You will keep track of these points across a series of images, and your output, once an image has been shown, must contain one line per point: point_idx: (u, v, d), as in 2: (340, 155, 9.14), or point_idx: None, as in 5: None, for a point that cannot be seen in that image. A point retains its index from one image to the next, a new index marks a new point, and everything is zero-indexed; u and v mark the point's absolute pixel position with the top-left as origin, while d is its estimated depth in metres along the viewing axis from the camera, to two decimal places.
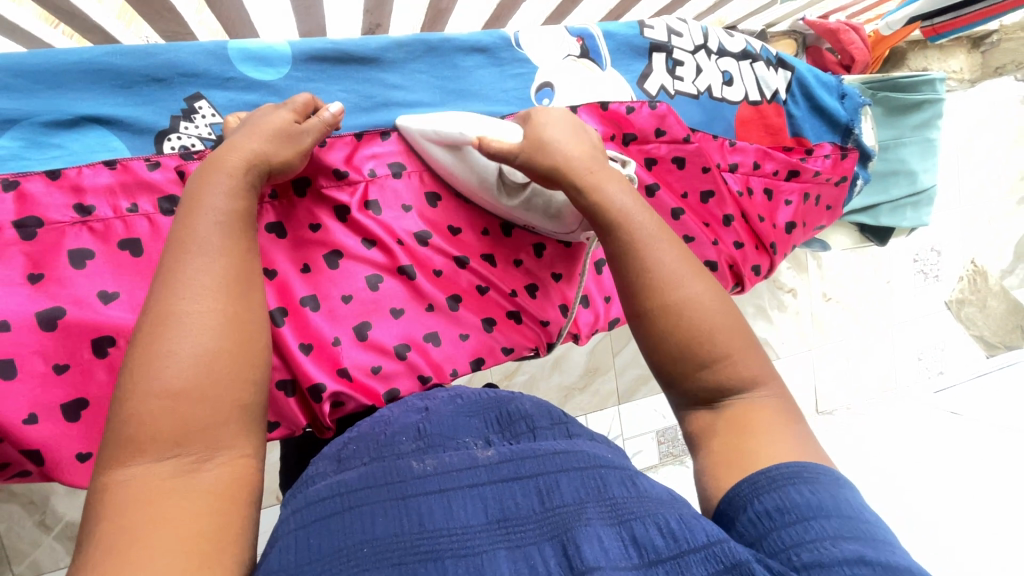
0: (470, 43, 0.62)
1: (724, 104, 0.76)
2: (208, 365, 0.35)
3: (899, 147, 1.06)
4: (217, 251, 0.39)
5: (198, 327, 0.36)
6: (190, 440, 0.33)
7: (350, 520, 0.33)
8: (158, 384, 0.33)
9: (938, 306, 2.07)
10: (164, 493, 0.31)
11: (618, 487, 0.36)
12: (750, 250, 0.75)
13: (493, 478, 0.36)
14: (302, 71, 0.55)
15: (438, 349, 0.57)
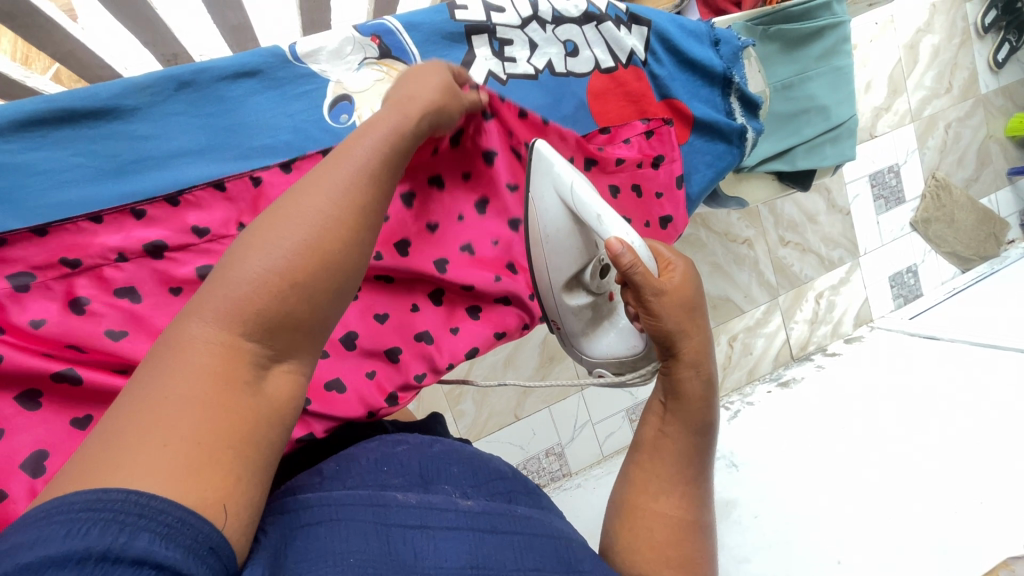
0: (234, 67, 0.53)
1: (571, 78, 0.67)
2: (292, 289, 0.32)
3: (805, 82, 0.97)
4: (344, 185, 0.37)
5: (303, 228, 0.34)
6: (249, 353, 0.31)
7: (336, 532, 0.36)
8: (246, 275, 0.31)
9: (903, 228, 2.00)
10: (204, 396, 0.28)
11: (580, 560, 0.45)
12: None
13: (472, 526, 0.41)
14: (16, 142, 0.46)
15: None
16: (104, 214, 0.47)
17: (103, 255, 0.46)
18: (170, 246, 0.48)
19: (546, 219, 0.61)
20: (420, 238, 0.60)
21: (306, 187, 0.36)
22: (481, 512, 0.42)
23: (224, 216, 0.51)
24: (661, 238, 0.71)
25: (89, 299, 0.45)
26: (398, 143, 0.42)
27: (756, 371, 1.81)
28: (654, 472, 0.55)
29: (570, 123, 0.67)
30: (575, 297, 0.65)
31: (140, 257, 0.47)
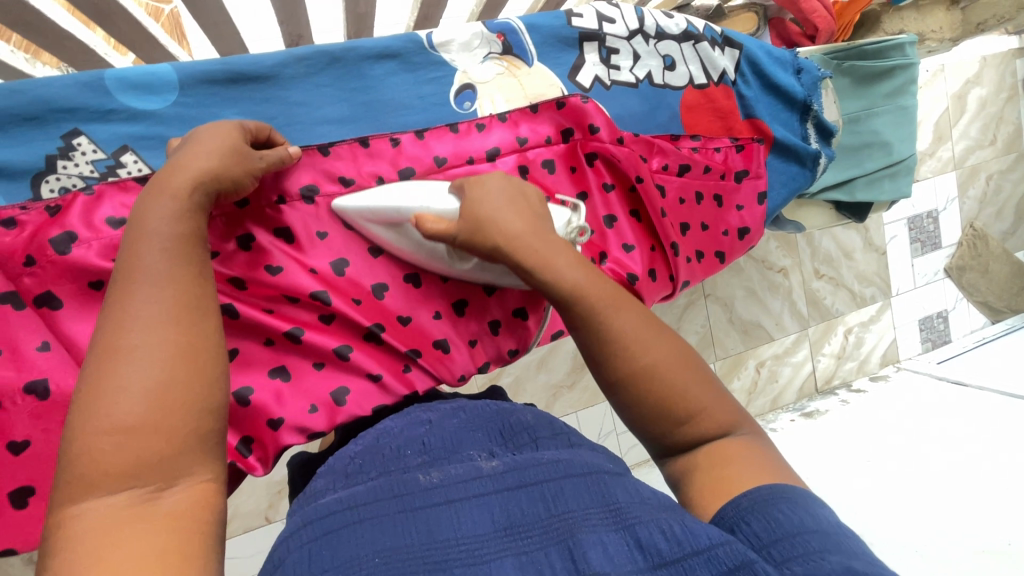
0: (378, 49, 0.58)
1: (667, 90, 0.72)
2: (164, 400, 0.33)
3: (871, 117, 1.00)
4: (163, 280, 0.37)
5: (142, 361, 0.34)
6: (148, 472, 0.32)
7: (362, 530, 0.34)
8: (107, 422, 0.31)
9: (937, 274, 2.01)
10: (121, 529, 0.30)
11: (621, 492, 0.38)
12: (694, 262, 0.72)
13: (497, 488, 0.38)
14: (192, 96, 0.51)
15: (369, 384, 0.55)
16: None
17: (267, 195, 0.51)
18: (323, 192, 0.54)
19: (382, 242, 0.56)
20: None
21: (127, 304, 0.35)
22: (507, 473, 0.39)
23: (370, 168, 0.56)
24: (737, 248, 0.75)
25: (254, 235, 0.51)
26: (185, 219, 0.40)
27: (780, 399, 1.83)
28: (603, 361, 0.46)
29: (663, 130, 0.71)
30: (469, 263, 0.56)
31: (299, 200, 0.53)
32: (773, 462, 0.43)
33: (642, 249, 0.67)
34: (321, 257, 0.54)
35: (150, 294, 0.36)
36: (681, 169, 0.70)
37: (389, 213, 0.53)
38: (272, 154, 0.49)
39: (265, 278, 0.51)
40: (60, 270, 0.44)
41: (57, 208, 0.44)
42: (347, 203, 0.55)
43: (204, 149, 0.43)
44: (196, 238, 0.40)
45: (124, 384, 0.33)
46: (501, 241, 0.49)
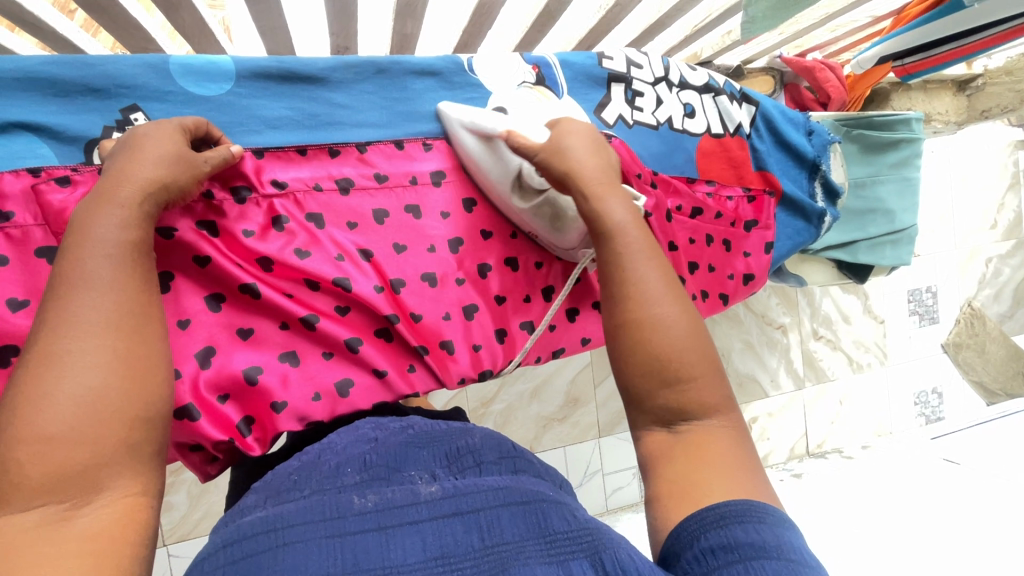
0: (422, 66, 0.62)
1: (685, 135, 0.75)
2: (94, 408, 0.32)
3: (876, 184, 1.05)
4: (108, 287, 0.36)
5: (75, 368, 0.32)
6: (69, 484, 0.30)
7: (282, 559, 0.31)
8: (29, 429, 0.30)
9: (934, 348, 2.02)
10: (36, 550, 0.28)
11: (560, 520, 0.36)
12: (699, 301, 0.74)
13: (435, 514, 0.35)
14: (245, 87, 0.55)
15: (373, 377, 0.56)
16: (309, 149, 0.56)
17: (305, 182, 0.55)
18: (357, 187, 0.57)
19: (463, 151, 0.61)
20: None
21: (62, 308, 0.34)
22: (447, 498, 0.36)
23: (404, 168, 0.59)
24: (741, 292, 0.78)
25: (289, 219, 0.54)
26: (134, 228, 0.40)
27: (770, 458, 1.81)
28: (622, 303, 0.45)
29: (679, 172, 0.75)
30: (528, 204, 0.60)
31: (334, 189, 0.56)
32: (750, 466, 0.40)
33: None
34: (346, 247, 0.56)
35: (90, 302, 0.35)
36: (695, 211, 0.73)
37: (484, 130, 0.57)
38: (217, 154, 0.48)
39: (291, 261, 0.53)
40: None
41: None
42: (377, 197, 0.58)
43: (143, 156, 0.42)
44: (143, 247, 0.40)
45: (53, 391, 0.31)
46: (567, 171, 0.52)
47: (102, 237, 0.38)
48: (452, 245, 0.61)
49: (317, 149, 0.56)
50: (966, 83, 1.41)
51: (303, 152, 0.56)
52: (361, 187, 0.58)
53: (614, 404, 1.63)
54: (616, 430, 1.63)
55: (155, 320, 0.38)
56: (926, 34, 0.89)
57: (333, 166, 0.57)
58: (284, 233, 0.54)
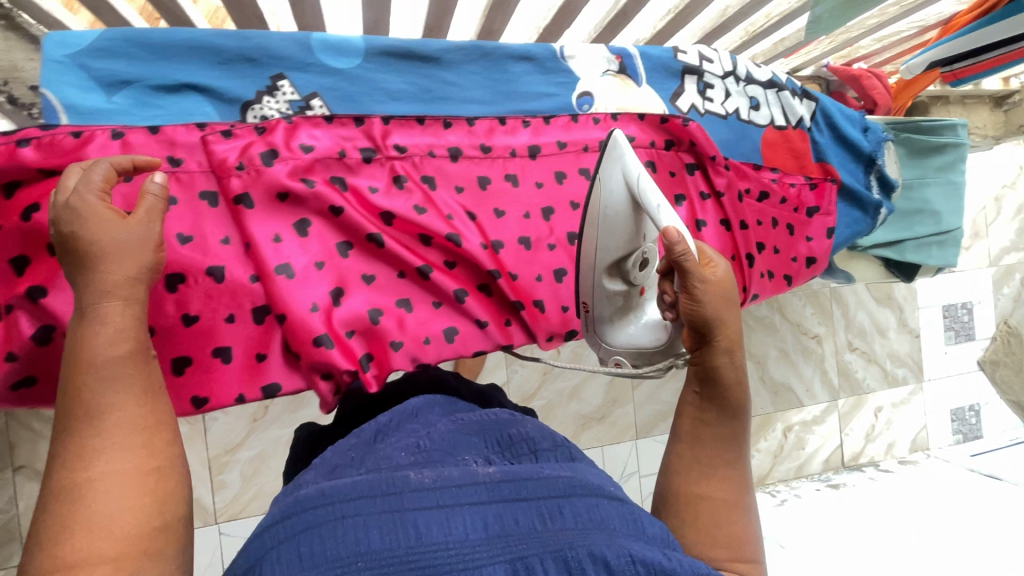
0: (520, 51, 0.68)
1: (751, 126, 0.81)
2: (120, 535, 0.34)
3: (923, 186, 1.08)
4: (115, 402, 0.37)
5: (100, 498, 0.34)
6: None
7: (344, 530, 0.32)
8: (64, 566, 0.32)
9: (969, 365, 2.01)
10: None
11: (621, 520, 0.36)
12: (766, 279, 0.78)
13: (495, 497, 0.35)
14: (372, 63, 0.61)
15: (474, 327, 0.61)
16: (425, 119, 0.62)
17: (421, 147, 0.61)
18: (465, 155, 0.63)
19: (608, 199, 0.58)
20: None
21: (82, 433, 0.36)
22: (504, 480, 0.36)
23: (505, 141, 0.65)
24: (805, 275, 0.82)
25: (408, 179, 0.60)
26: (123, 336, 0.39)
27: (805, 468, 1.80)
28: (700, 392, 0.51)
29: (746, 159, 0.80)
30: (613, 282, 0.61)
31: (446, 156, 0.62)
32: None
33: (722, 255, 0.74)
34: (455, 208, 0.61)
35: (108, 420, 0.37)
36: (762, 195, 0.78)
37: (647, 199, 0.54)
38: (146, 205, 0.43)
39: (410, 217, 0.59)
40: (265, 177, 0.53)
41: (262, 130, 0.54)
42: (482, 165, 0.64)
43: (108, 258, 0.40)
44: (138, 351, 0.40)
45: (79, 527, 0.33)
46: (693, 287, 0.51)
47: (101, 352, 0.38)
48: (545, 213, 0.66)
49: (432, 120, 0.62)
50: (1002, 99, 1.46)
51: (421, 122, 0.61)
52: (468, 156, 0.63)
53: (651, 406, 1.65)
54: (652, 432, 1.65)
55: (158, 423, 0.39)
56: (975, 41, 0.94)
57: (445, 135, 0.62)
58: (403, 192, 0.59)
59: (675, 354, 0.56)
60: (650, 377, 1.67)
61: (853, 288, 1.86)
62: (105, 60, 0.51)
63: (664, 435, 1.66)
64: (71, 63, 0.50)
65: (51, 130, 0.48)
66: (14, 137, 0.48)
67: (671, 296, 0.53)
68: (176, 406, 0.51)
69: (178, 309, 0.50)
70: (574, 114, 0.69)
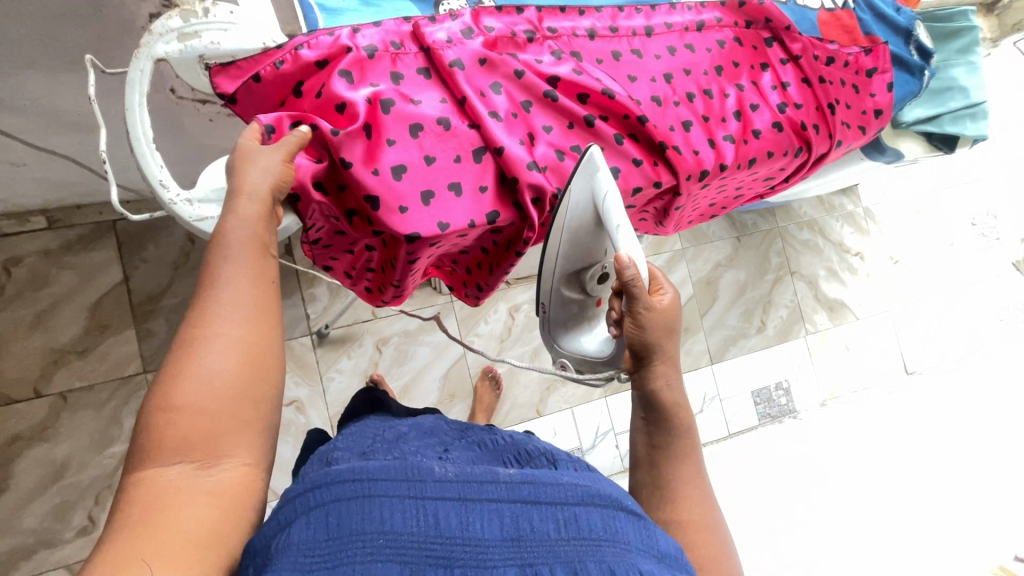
0: None
1: (807, 10, 0.95)
2: (227, 390, 0.47)
3: (948, 67, 1.23)
4: (238, 281, 0.51)
5: (220, 353, 0.48)
6: (198, 450, 0.45)
7: (373, 511, 0.43)
8: (180, 399, 0.45)
9: (1005, 267, 2.11)
10: (177, 495, 0.43)
11: (627, 531, 0.48)
12: (846, 128, 0.91)
13: (509, 498, 0.46)
14: None
15: (629, 168, 0.75)
16: (565, 9, 0.76)
17: (567, 29, 0.75)
18: (599, 34, 0.77)
19: (575, 210, 0.68)
20: (731, 68, 0.85)
21: (210, 302, 0.49)
22: (522, 484, 0.47)
23: (625, 24, 0.79)
24: (873, 126, 0.95)
25: (562, 52, 0.73)
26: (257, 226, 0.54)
27: (869, 377, 1.89)
28: (650, 426, 0.71)
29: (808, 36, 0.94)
30: (572, 290, 0.78)
31: (585, 35, 0.76)
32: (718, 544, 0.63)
33: (808, 107, 0.88)
34: (601, 73, 0.75)
35: (231, 287, 0.50)
36: (831, 59, 0.92)
37: (611, 219, 0.67)
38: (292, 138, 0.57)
39: (573, 77, 0.71)
40: (467, 50, 0.67)
41: (455, 17, 0.68)
42: (613, 42, 0.77)
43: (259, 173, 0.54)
44: (261, 243, 0.54)
45: (200, 369, 0.46)
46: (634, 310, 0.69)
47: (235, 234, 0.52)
48: (666, 77, 0.79)
49: (570, 9, 0.76)
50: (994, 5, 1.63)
51: (561, 11, 0.76)
52: (600, 35, 0.77)
53: (720, 331, 1.75)
54: (726, 356, 1.73)
55: (274, 309, 0.52)
56: None
57: (582, 21, 0.76)
58: (561, 60, 0.72)
59: (616, 367, 0.76)
60: (716, 306, 1.76)
61: (884, 205, 1.99)
62: None
63: (737, 358, 1.75)
64: None
65: (311, 33, 0.62)
66: (290, 45, 0.61)
67: (619, 313, 0.73)
68: (425, 228, 0.62)
69: (420, 151, 0.63)
70: (672, 2, 0.84)
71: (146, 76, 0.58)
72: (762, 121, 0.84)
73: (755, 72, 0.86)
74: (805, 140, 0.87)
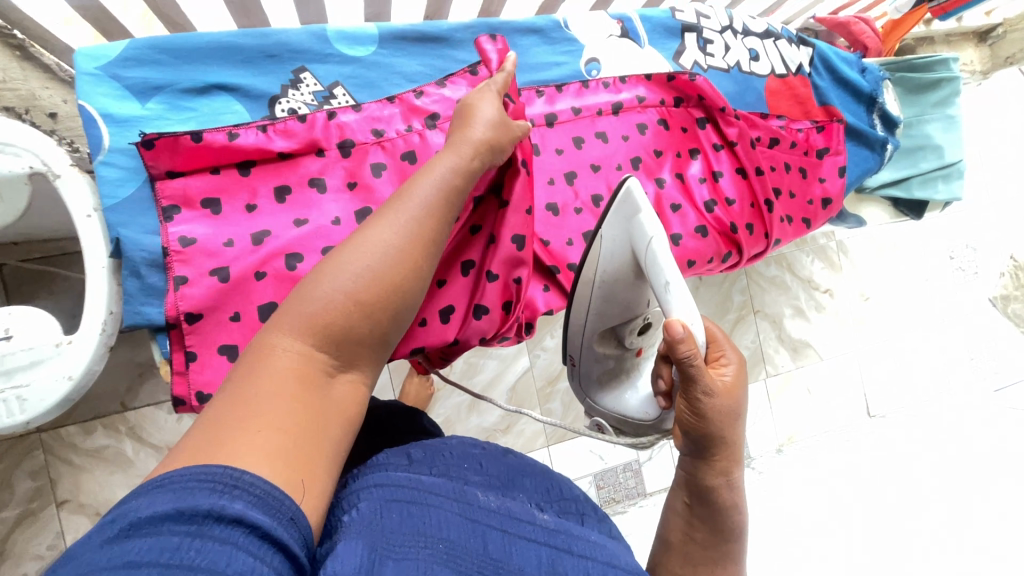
0: (527, 25, 0.70)
1: (754, 77, 0.82)
2: (385, 295, 0.38)
3: (922, 123, 1.10)
4: (419, 198, 0.42)
5: (385, 259, 0.39)
6: (337, 349, 0.36)
7: (428, 518, 0.33)
8: (340, 290, 0.36)
9: (981, 303, 2.02)
10: (299, 386, 0.33)
11: None
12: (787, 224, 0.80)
13: (550, 543, 0.36)
14: (387, 49, 0.63)
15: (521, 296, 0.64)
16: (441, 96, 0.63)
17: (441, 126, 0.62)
18: None
19: (608, 255, 0.59)
20: (652, 159, 0.72)
21: (400, 199, 0.42)
22: (560, 529, 0.37)
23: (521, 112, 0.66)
24: (821, 216, 0.83)
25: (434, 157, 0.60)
26: (459, 174, 0.46)
27: (830, 420, 1.82)
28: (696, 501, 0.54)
29: (751, 109, 0.81)
30: (605, 346, 0.68)
31: None
32: None
33: (741, 204, 0.76)
34: None
35: (424, 192, 0.43)
36: (774, 141, 0.79)
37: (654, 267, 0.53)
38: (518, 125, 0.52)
39: None
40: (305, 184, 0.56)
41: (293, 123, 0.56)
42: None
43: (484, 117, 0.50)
44: (458, 192, 0.45)
45: (365, 266, 0.38)
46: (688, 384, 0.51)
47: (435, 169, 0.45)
48: (565, 179, 0.67)
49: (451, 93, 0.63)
50: (986, 34, 1.48)
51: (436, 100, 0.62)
52: None
53: None
54: None
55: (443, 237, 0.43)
56: None
57: None
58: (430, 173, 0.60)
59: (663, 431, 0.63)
60: None
61: (858, 239, 1.88)
62: (136, 68, 0.53)
63: None
64: (104, 73, 0.52)
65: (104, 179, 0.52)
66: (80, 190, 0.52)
67: (668, 382, 0.58)
68: None
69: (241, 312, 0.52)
70: (585, 80, 0.71)
71: None
72: (685, 224, 0.72)
73: (681, 162, 0.74)
74: (735, 243, 0.75)
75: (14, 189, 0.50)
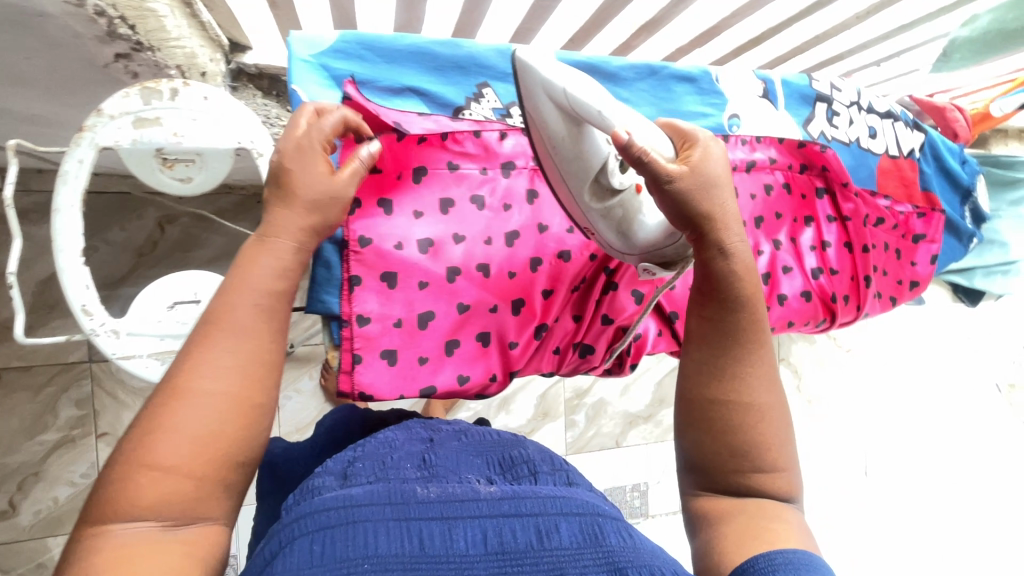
0: (683, 73, 0.72)
1: (870, 154, 0.85)
2: (209, 445, 0.34)
3: (995, 217, 1.15)
4: (210, 326, 0.37)
5: (208, 407, 0.35)
6: (185, 508, 0.34)
7: (356, 533, 0.31)
8: (157, 457, 0.33)
9: None
10: (126, 563, 0.31)
11: (614, 536, 0.34)
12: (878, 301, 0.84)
13: (497, 513, 0.33)
14: None
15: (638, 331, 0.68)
16: None
17: None
18: None
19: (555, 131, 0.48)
20: (771, 220, 0.76)
21: (200, 346, 0.36)
22: (506, 496, 0.34)
23: None
24: (906, 295, 0.87)
25: None
26: (254, 313, 0.38)
27: None
28: (723, 464, 0.44)
29: (863, 185, 0.84)
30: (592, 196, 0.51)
31: None
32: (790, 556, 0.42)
33: (843, 275, 0.80)
34: None
35: (222, 343, 0.37)
36: (880, 219, 0.83)
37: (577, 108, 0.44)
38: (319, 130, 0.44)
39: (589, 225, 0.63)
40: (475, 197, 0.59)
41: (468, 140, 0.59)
42: None
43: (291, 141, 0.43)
44: (258, 333, 0.38)
45: (179, 424, 0.34)
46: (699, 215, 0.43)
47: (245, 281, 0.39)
48: None
49: None
50: None
51: None
52: None
53: None
54: None
55: (252, 380, 0.38)
56: None
57: None
58: None
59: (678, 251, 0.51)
60: None
61: None
62: (344, 61, 0.55)
63: None
64: (317, 62, 0.54)
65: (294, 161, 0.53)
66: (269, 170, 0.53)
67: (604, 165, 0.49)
68: (384, 392, 0.54)
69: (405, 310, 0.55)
70: (726, 135, 0.74)
71: (83, 167, 0.48)
72: (791, 285, 0.76)
73: (796, 227, 0.78)
74: (831, 312, 0.79)
75: (218, 159, 0.53)
